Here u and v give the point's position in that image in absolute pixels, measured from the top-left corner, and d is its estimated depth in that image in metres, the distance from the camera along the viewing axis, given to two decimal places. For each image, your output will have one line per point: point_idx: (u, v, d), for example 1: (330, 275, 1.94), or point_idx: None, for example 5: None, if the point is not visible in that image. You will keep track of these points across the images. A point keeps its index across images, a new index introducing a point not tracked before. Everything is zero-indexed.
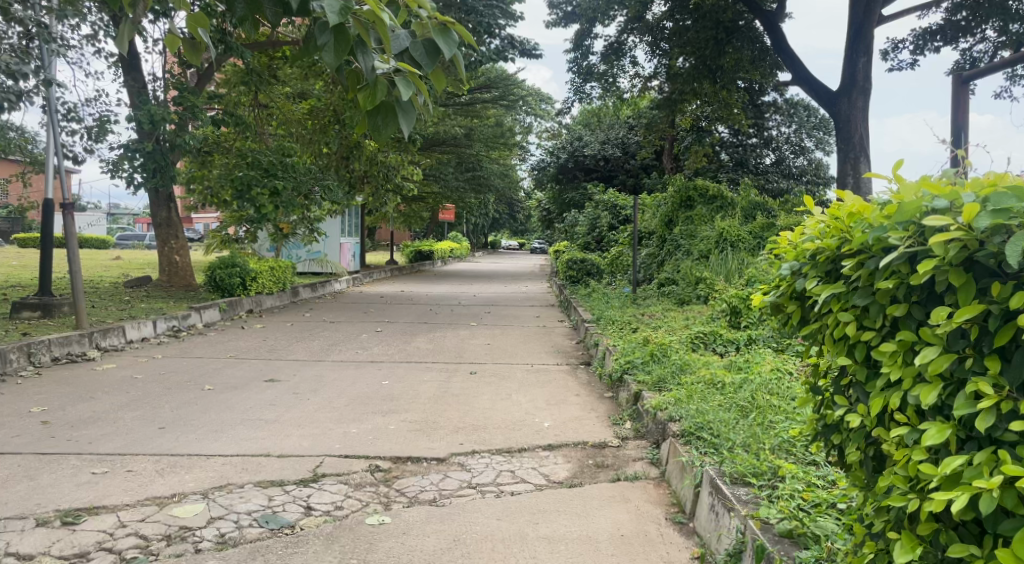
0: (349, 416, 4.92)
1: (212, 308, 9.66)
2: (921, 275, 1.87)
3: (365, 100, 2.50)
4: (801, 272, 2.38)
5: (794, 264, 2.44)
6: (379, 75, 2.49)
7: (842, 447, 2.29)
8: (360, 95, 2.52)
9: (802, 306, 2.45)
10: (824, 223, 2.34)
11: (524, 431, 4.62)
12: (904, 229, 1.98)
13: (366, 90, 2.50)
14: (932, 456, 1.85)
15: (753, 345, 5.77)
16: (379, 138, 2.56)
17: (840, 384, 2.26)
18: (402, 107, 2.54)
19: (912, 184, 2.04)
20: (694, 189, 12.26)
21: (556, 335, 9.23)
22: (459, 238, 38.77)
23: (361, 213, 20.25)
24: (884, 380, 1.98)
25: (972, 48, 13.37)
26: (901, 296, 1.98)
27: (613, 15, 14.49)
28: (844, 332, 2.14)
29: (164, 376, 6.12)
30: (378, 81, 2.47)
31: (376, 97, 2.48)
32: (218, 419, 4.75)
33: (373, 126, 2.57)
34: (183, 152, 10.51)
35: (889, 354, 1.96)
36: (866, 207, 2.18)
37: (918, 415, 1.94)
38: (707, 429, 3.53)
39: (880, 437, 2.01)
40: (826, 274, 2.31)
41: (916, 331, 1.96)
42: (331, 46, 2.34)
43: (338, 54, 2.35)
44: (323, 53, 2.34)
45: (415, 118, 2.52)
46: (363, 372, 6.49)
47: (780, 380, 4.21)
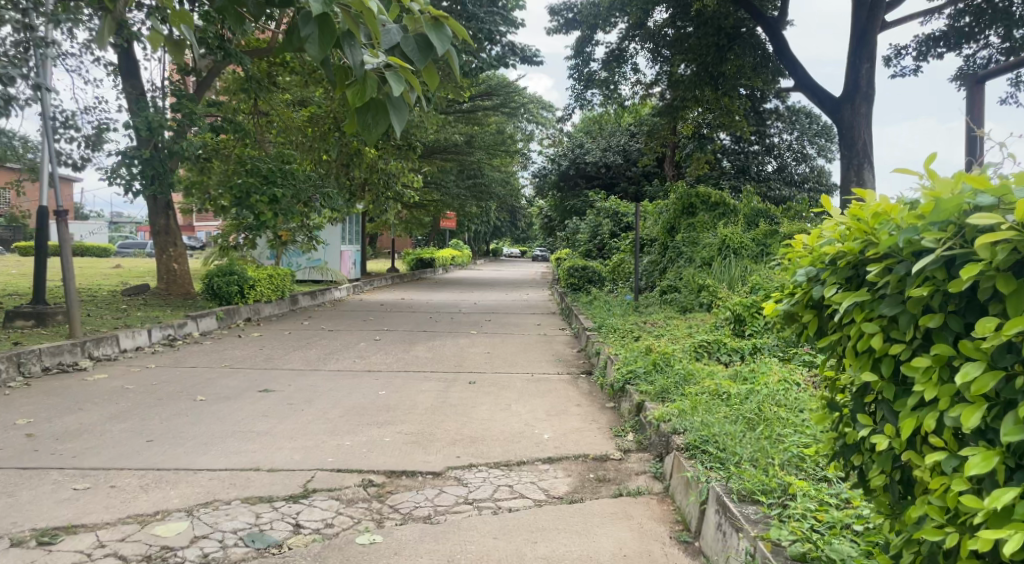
0: (343, 427, 4.78)
1: (208, 317, 9.54)
2: (963, 281, 1.76)
3: (354, 97, 2.37)
4: (820, 278, 2.26)
5: (810, 270, 2.32)
6: (368, 70, 2.37)
7: (863, 469, 2.17)
8: (349, 91, 2.39)
9: (818, 314, 2.33)
10: (845, 225, 2.22)
11: (523, 443, 4.49)
12: (940, 229, 1.87)
13: (355, 86, 2.37)
14: (974, 486, 1.73)
15: (759, 354, 5.62)
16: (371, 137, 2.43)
17: (862, 402, 2.13)
18: (395, 105, 2.40)
19: (947, 182, 1.94)
20: (697, 196, 12.11)
21: (557, 343, 9.10)
22: (460, 246, 38.70)
23: (361, 220, 20.16)
24: (916, 399, 1.86)
25: (976, 54, 13.26)
26: (936, 305, 1.86)
27: (613, 21, 14.40)
28: (868, 344, 2.02)
29: (156, 387, 5.99)
30: (367, 76, 2.34)
31: (365, 93, 2.35)
32: (208, 431, 4.62)
33: (363, 123, 2.45)
34: (181, 159, 10.38)
35: (922, 371, 1.85)
36: (893, 207, 2.07)
37: (956, 438, 1.82)
38: (713, 442, 3.40)
39: (911, 461, 1.89)
40: (846, 281, 2.18)
41: (953, 344, 1.85)
42: (315, 38, 2.23)
43: (323, 47, 2.24)
44: (307, 45, 2.23)
45: (408, 116, 2.38)
46: (360, 382, 6.36)
47: (788, 391, 4.06)
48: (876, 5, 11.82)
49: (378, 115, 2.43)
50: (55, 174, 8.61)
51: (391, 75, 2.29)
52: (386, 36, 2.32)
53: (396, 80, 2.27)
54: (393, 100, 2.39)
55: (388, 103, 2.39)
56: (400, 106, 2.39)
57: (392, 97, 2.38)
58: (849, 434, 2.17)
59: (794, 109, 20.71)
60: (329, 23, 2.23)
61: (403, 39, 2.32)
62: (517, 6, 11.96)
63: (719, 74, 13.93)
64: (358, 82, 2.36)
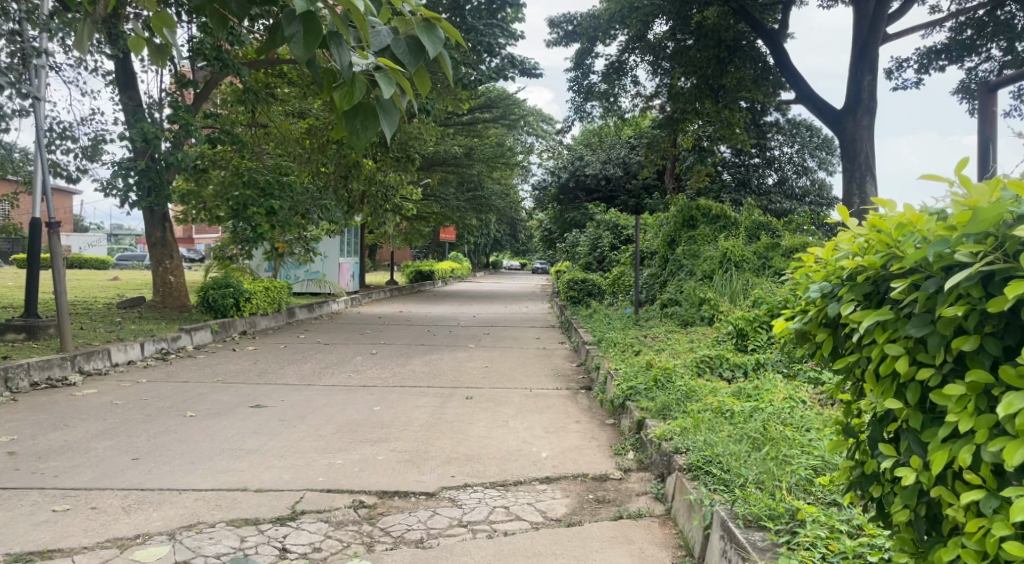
0: (335, 445, 4.65)
1: (203, 330, 9.42)
2: (1004, 301, 1.67)
3: (341, 101, 2.26)
4: (835, 295, 2.15)
5: (824, 284, 2.21)
6: (357, 72, 2.26)
7: (883, 500, 2.08)
8: (336, 95, 2.27)
9: (832, 331, 2.22)
10: (863, 237, 2.11)
11: (520, 462, 4.35)
12: (974, 242, 1.79)
13: (343, 89, 2.26)
14: (1016, 530, 1.66)
15: (762, 369, 5.50)
16: (359, 143, 2.31)
17: (885, 429, 2.04)
18: (385, 109, 2.28)
19: (979, 191, 1.85)
20: (697, 209, 12.03)
21: (556, 357, 8.97)
22: (460, 258, 38.60)
23: (360, 233, 20.07)
24: (948, 430, 1.78)
25: (977, 67, 13.22)
26: (971, 326, 1.78)
27: (613, 34, 14.34)
28: (893, 368, 1.92)
29: (146, 402, 5.87)
30: (355, 79, 2.24)
31: (353, 98, 2.24)
32: (196, 449, 4.50)
33: (351, 128, 2.33)
34: (177, 171, 10.27)
35: (956, 400, 1.77)
36: (917, 218, 1.97)
37: (994, 473, 1.74)
38: (716, 463, 3.28)
39: (942, 497, 1.81)
40: (866, 298, 2.07)
41: (990, 370, 1.77)
42: (300, 39, 2.12)
43: (309, 46, 2.13)
44: (291, 44, 2.12)
45: (398, 121, 2.27)
46: (355, 397, 6.23)
47: (794, 409, 3.92)
48: (878, 17, 11.79)
49: (367, 121, 2.31)
50: (48, 186, 8.48)
51: (381, 78, 2.19)
52: (375, 37, 2.23)
53: (387, 83, 2.17)
54: (383, 104, 2.27)
55: (378, 107, 2.27)
56: (389, 111, 2.27)
57: (383, 102, 2.27)
58: (868, 462, 2.08)
59: (794, 122, 20.69)
60: (314, 22, 2.12)
61: (393, 41, 2.22)
62: (518, 17, 11.88)
63: (719, 86, 13.89)
64: (344, 85, 2.26)
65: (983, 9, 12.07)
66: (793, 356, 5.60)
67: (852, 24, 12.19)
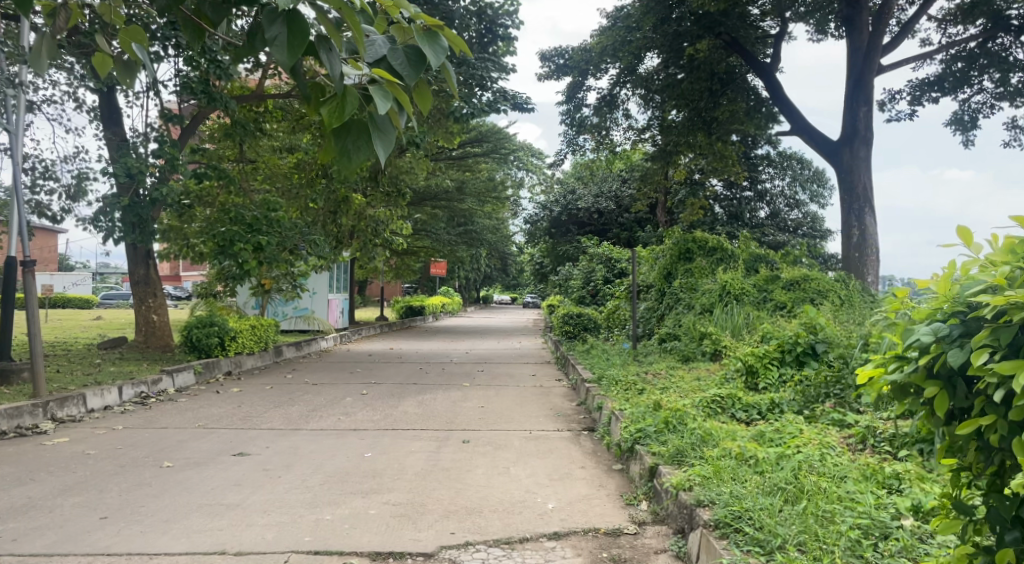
0: (321, 498, 4.29)
1: (185, 372, 9.04)
2: None
3: (328, 117, 1.95)
4: (960, 340, 1.92)
5: (937, 323, 2.00)
6: (348, 84, 1.96)
7: None
8: (323, 108, 1.96)
9: (945, 384, 2.00)
10: (1004, 271, 1.91)
11: (525, 515, 4.01)
12: None
13: (331, 103, 1.95)
14: None
15: (777, 410, 5.16)
16: (348, 167, 1.96)
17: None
18: (380, 126, 1.96)
19: None
20: (693, 242, 11.85)
21: (554, 395, 8.60)
22: (450, 293, 38.22)
23: (350, 268, 19.76)
24: None
25: (970, 99, 13.20)
26: None
27: (605, 68, 14.21)
28: None
29: (121, 451, 5.49)
30: (347, 90, 1.93)
31: (344, 112, 1.93)
32: (171, 505, 4.13)
33: (340, 149, 1.97)
34: (162, 207, 9.93)
35: None
36: None
37: None
38: (747, 519, 2.96)
39: None
40: (1015, 348, 1.86)
41: None
42: (282, 42, 1.84)
43: (293, 51, 1.85)
44: (272, 48, 1.83)
45: (396, 141, 1.94)
46: (344, 442, 5.86)
47: (825, 456, 3.59)
48: (872, 48, 11.77)
49: (359, 143, 1.97)
50: (25, 224, 8.12)
51: (376, 91, 1.88)
52: (370, 46, 1.95)
53: (383, 97, 1.86)
54: (379, 121, 1.95)
55: (371, 124, 1.95)
56: (386, 129, 1.95)
57: (378, 120, 1.95)
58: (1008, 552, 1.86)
59: (784, 155, 20.63)
60: (299, 23, 1.85)
61: (390, 51, 1.95)
62: (510, 50, 11.72)
63: (713, 119, 13.71)
64: (332, 99, 1.96)
65: (975, 40, 12.10)
66: (810, 396, 5.27)
67: (847, 54, 12.16)
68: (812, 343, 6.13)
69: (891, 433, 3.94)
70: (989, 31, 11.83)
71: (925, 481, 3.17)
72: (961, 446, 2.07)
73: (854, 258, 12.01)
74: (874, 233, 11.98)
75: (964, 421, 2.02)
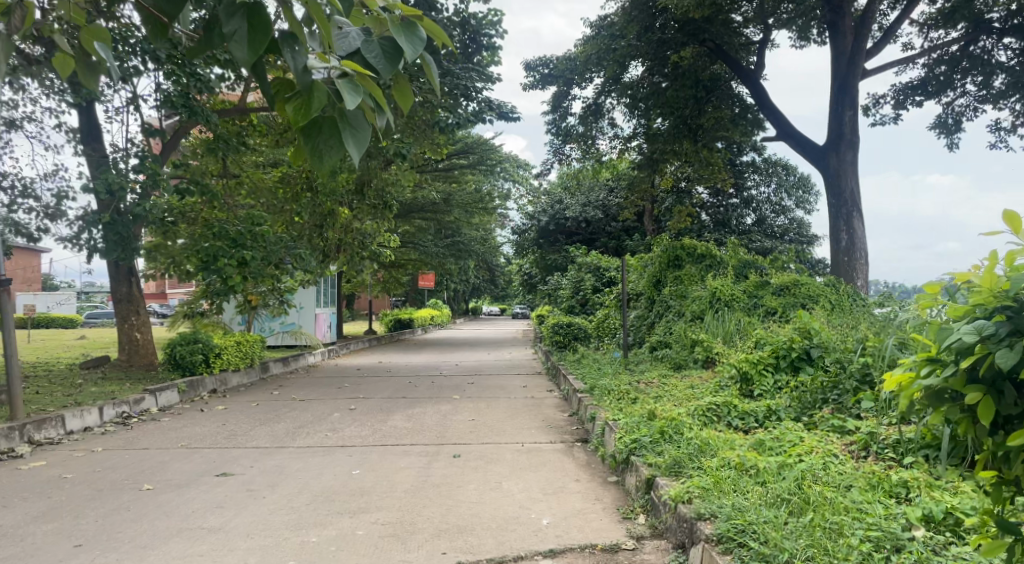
0: (307, 519, 4.13)
1: (169, 390, 8.84)
2: None
3: (293, 114, 1.80)
4: (1008, 340, 1.85)
5: (979, 321, 1.92)
6: (316, 80, 1.82)
7: None
8: (290, 107, 1.82)
9: (989, 389, 1.93)
10: None
11: (519, 532, 3.87)
12: None
13: (298, 100, 1.81)
14: None
15: (774, 417, 5.06)
16: (320, 168, 1.81)
17: None
18: (352, 123, 1.81)
19: None
20: (682, 249, 11.79)
21: (546, 407, 8.46)
22: (439, 305, 37.99)
23: (337, 282, 19.58)
24: None
25: (953, 102, 13.24)
26: None
27: (590, 77, 14.17)
28: None
29: (100, 474, 5.30)
30: (315, 85, 1.79)
31: (311, 112, 1.79)
32: (150, 530, 3.97)
33: (312, 149, 1.82)
34: (145, 223, 9.75)
35: None
36: None
37: None
38: (751, 533, 2.84)
39: None
40: None
41: None
42: (242, 38, 1.71)
43: (254, 47, 1.72)
44: (231, 45, 1.70)
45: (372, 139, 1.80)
46: (332, 460, 5.70)
47: (828, 465, 3.48)
48: (856, 52, 11.81)
49: (330, 142, 1.81)
50: None
51: (345, 86, 1.75)
52: (343, 39, 1.83)
53: (352, 92, 1.73)
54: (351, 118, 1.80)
55: (342, 121, 1.79)
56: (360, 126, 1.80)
57: (349, 117, 1.81)
58: None
59: (770, 162, 20.63)
60: (261, 17, 1.72)
61: (364, 44, 1.82)
62: (495, 61, 11.64)
63: (698, 127, 13.73)
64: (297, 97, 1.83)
65: (957, 44, 12.15)
66: (807, 403, 5.16)
67: (832, 58, 12.20)
68: (807, 348, 6.01)
69: (894, 438, 3.83)
70: (970, 34, 11.88)
71: (934, 489, 3.05)
72: (1005, 456, 1.98)
73: (843, 263, 11.99)
74: (862, 237, 11.97)
75: (1011, 430, 1.94)
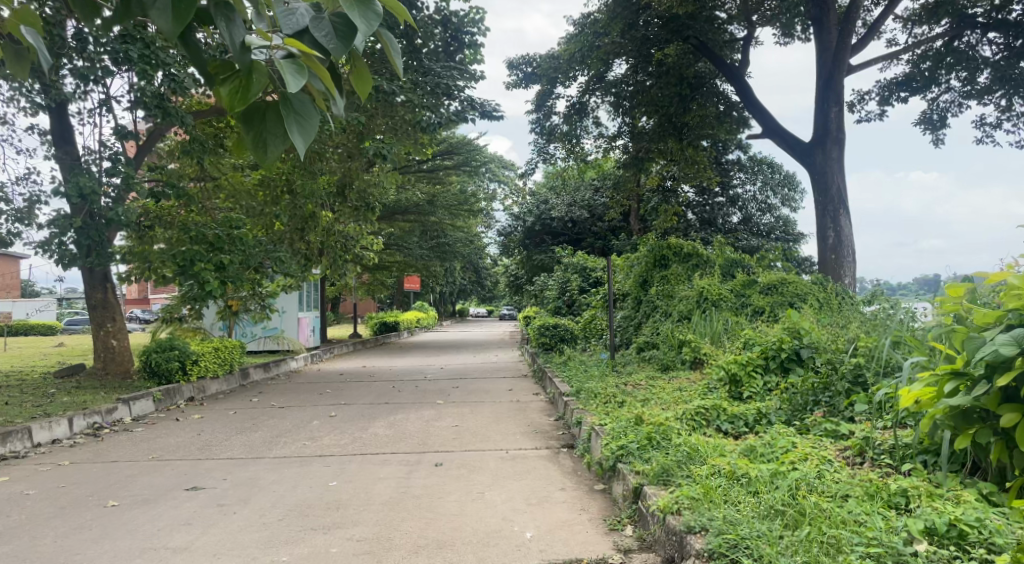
0: (278, 536, 3.92)
1: (143, 400, 8.58)
2: None
3: (230, 99, 1.70)
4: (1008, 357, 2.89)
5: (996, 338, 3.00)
6: (255, 59, 1.68)
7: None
8: (226, 88, 1.70)
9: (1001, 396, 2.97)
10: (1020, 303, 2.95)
11: (501, 547, 3.69)
12: None
13: (235, 83, 1.69)
14: None
15: (764, 421, 4.92)
16: (262, 159, 1.72)
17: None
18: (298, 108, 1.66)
19: None
20: (668, 248, 11.67)
21: (531, 411, 8.28)
22: (425, 307, 37.65)
23: (320, 286, 19.30)
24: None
25: (938, 98, 13.20)
26: None
27: (574, 75, 14.00)
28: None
29: (64, 490, 5.07)
30: (255, 66, 1.67)
31: (250, 97, 1.68)
32: (111, 551, 3.77)
33: (254, 136, 1.71)
34: (119, 227, 9.46)
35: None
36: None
37: None
38: (743, 548, 2.68)
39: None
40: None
41: None
42: (165, 6, 1.55)
43: (179, 20, 1.57)
44: (153, 14, 1.55)
45: (318, 127, 1.64)
46: (309, 470, 5.49)
47: (823, 473, 3.31)
48: (841, 48, 11.72)
49: (276, 132, 1.71)
50: None
51: (287, 68, 1.58)
52: (288, 16, 1.62)
53: (295, 75, 1.55)
54: (297, 103, 1.65)
55: (285, 108, 1.65)
56: (306, 113, 1.65)
57: (294, 103, 1.66)
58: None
59: (755, 160, 20.53)
60: None
61: (313, 22, 1.62)
62: (477, 60, 11.48)
63: (683, 125, 13.57)
64: (234, 78, 1.72)
65: (941, 39, 12.10)
66: (797, 405, 5.00)
67: (816, 54, 12.11)
68: (796, 349, 5.87)
69: (890, 444, 3.67)
70: (955, 30, 11.84)
71: (936, 499, 2.88)
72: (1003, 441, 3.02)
73: (830, 261, 11.90)
74: (849, 235, 11.89)
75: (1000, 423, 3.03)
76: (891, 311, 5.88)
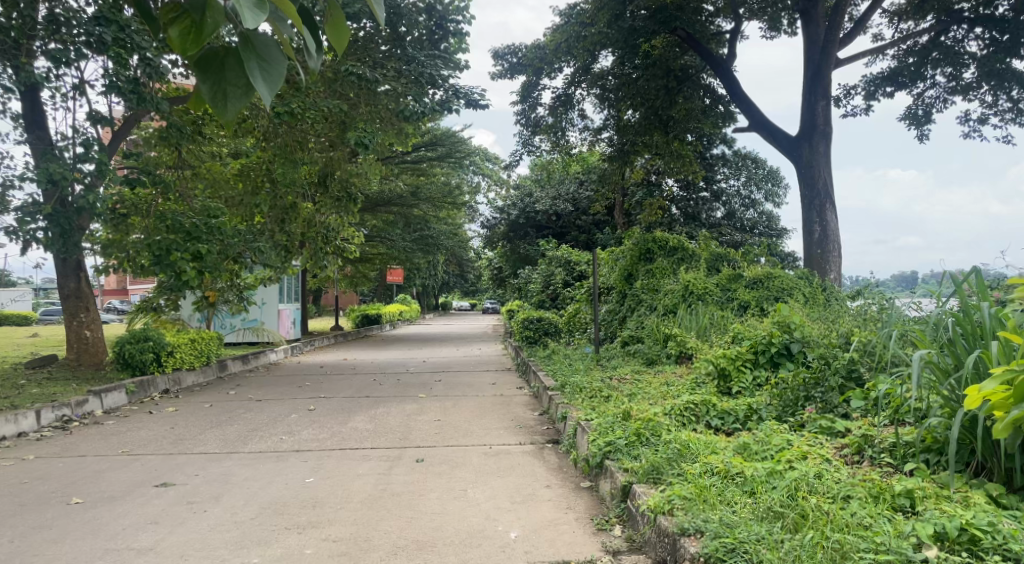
0: (249, 536, 3.73)
1: (117, 392, 8.33)
2: None
3: (181, 40, 1.56)
4: None
5: None
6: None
7: None
8: (175, 31, 1.55)
9: None
10: None
11: (484, 548, 3.51)
12: None
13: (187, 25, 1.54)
14: None
15: (756, 418, 4.78)
16: (221, 116, 1.54)
17: None
18: (263, 56, 1.49)
19: None
20: (653, 241, 11.54)
21: (515, 405, 8.12)
22: (408, 300, 37.38)
23: (301, 278, 19.02)
24: None
25: (923, 93, 13.17)
26: None
27: (559, 67, 13.84)
28: None
29: (27, 486, 4.84)
30: (210, 5, 1.53)
31: (203, 38, 1.56)
32: (71, 552, 3.56)
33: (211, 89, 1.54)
34: (91, 215, 9.15)
35: None
36: None
37: None
38: (742, 552, 2.54)
39: None
40: None
41: None
42: None
43: None
44: None
45: (284, 74, 1.49)
46: (285, 466, 5.29)
47: (823, 472, 3.19)
48: (829, 42, 11.66)
49: (238, 84, 1.55)
50: None
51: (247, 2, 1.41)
52: None
53: (253, 10, 1.38)
54: (259, 47, 1.49)
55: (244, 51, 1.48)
56: (271, 59, 1.49)
57: (256, 46, 1.49)
58: None
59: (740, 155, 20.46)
60: None
61: None
62: (462, 48, 11.26)
63: (669, 118, 13.46)
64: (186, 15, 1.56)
65: (927, 35, 12.07)
66: (788, 401, 4.86)
67: (804, 49, 12.08)
68: (787, 343, 5.78)
69: (891, 442, 3.55)
70: (941, 25, 11.81)
71: (944, 502, 2.75)
72: None
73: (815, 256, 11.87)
74: (836, 230, 11.84)
75: None
76: (882, 307, 5.77)
